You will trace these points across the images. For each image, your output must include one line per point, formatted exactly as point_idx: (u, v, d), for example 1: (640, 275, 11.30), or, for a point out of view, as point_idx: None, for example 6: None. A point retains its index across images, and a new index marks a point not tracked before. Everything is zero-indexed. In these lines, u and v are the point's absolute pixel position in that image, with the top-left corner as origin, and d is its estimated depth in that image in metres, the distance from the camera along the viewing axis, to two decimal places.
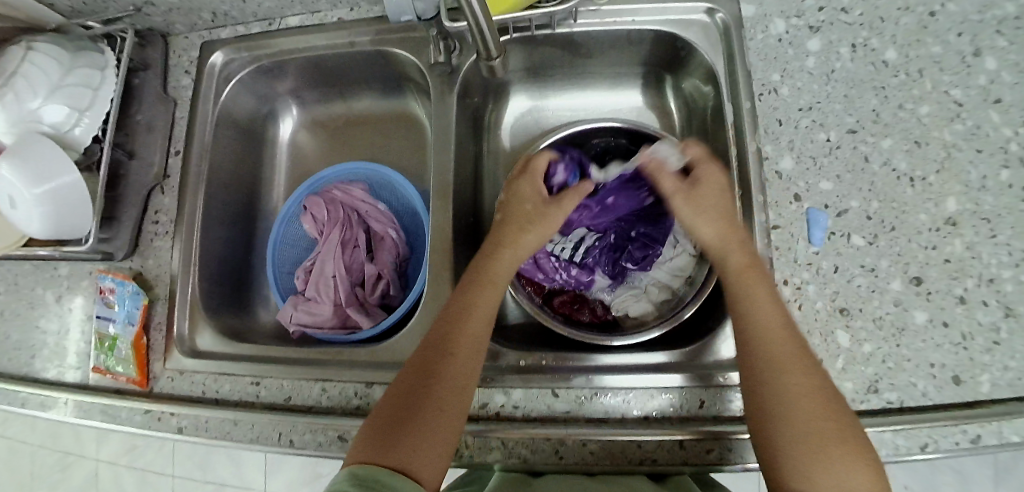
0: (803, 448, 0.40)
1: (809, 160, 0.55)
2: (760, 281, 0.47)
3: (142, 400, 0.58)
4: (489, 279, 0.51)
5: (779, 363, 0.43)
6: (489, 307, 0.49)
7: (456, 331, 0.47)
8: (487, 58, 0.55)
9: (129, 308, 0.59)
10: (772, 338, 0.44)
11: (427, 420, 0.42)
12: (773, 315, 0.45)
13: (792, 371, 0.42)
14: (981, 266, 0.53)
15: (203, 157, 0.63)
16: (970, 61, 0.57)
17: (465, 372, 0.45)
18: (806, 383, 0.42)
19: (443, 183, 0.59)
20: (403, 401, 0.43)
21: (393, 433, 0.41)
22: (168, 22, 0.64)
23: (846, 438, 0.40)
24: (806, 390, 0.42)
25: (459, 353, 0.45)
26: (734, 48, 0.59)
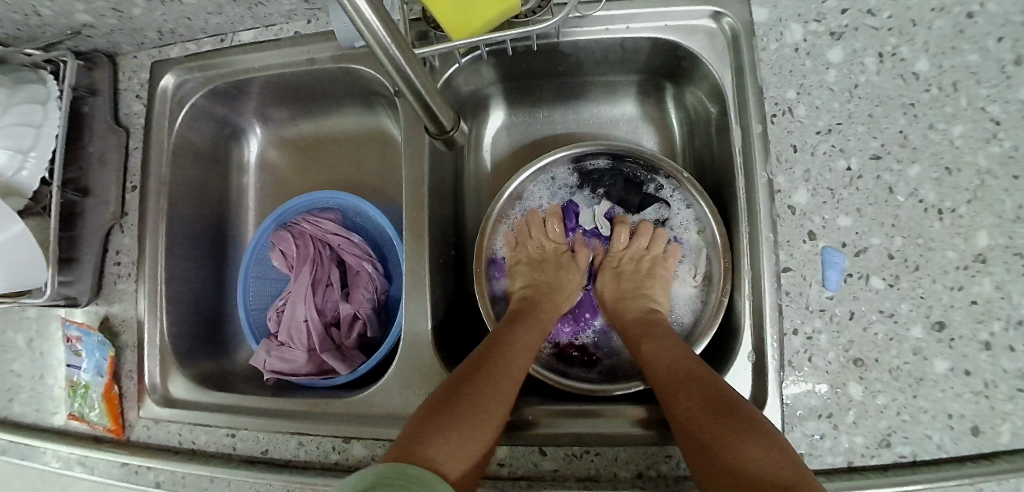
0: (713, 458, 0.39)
1: (826, 192, 0.50)
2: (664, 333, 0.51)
3: (117, 452, 0.56)
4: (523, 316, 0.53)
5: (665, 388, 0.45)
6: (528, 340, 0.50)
7: (506, 358, 0.47)
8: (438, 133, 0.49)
9: (96, 358, 0.57)
10: (661, 366, 0.47)
11: (466, 436, 0.40)
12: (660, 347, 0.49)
13: (678, 388, 0.44)
14: (1011, 307, 0.48)
15: (162, 192, 0.58)
16: (1013, 71, 0.50)
17: (506, 401, 0.43)
18: (697, 391, 0.43)
19: (419, 220, 0.54)
20: (442, 405, 0.41)
21: (435, 434, 0.38)
22: (113, 42, 0.58)
23: (743, 421, 0.39)
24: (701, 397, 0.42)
25: (495, 370, 0.45)
26: (742, 61, 0.52)
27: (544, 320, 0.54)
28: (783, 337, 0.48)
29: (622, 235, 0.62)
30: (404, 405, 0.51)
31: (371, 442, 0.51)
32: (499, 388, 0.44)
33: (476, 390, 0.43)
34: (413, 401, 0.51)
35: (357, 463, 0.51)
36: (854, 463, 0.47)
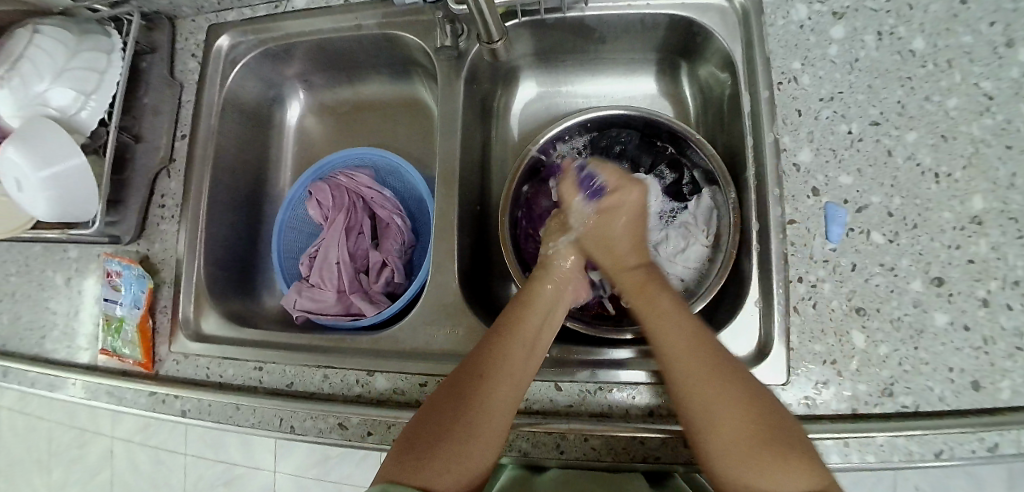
0: (748, 465, 0.39)
1: (828, 152, 0.53)
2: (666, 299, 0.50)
3: (146, 383, 0.58)
4: (534, 303, 0.51)
5: (682, 378, 0.44)
6: (534, 330, 0.49)
7: (506, 358, 0.45)
8: (488, 42, 0.54)
9: (135, 292, 0.59)
10: (683, 345, 0.45)
11: (461, 452, 0.41)
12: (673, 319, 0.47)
13: (701, 367, 0.43)
14: (1007, 268, 0.50)
15: (210, 141, 0.63)
16: (1003, 52, 0.54)
17: (509, 405, 0.44)
18: (735, 386, 0.42)
19: (448, 171, 0.58)
20: (440, 419, 0.42)
21: (431, 453, 0.40)
22: (176, 4, 0.63)
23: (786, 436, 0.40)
24: (726, 404, 0.41)
25: (502, 376, 0.44)
26: (752, 35, 0.57)
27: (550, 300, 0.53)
28: (788, 285, 0.51)
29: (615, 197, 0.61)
30: (426, 341, 0.54)
31: (394, 376, 0.52)
32: (506, 393, 0.44)
33: (470, 408, 0.43)
34: (435, 336, 0.54)
35: (379, 396, 0.52)
36: (858, 410, 0.49)
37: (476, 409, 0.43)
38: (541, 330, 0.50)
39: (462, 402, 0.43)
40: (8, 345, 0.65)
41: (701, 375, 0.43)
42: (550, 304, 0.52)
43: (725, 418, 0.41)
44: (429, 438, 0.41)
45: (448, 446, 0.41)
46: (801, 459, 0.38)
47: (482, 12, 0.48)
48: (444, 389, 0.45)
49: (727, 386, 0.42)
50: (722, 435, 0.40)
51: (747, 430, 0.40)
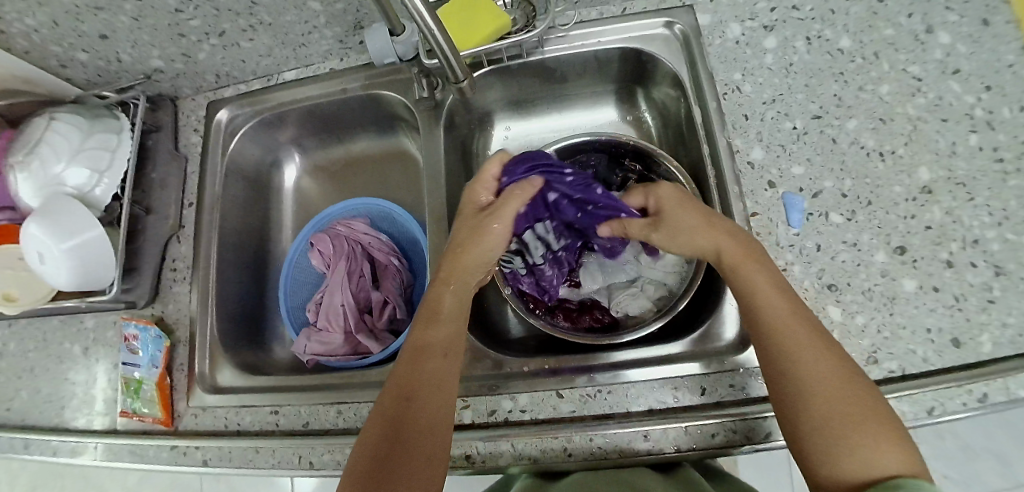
0: (841, 440, 0.39)
1: (778, 147, 0.58)
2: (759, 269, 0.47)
3: (168, 438, 0.60)
4: (440, 314, 0.51)
5: (787, 344, 0.43)
6: (445, 338, 0.49)
7: (421, 373, 0.46)
8: (456, 82, 0.60)
9: (152, 352, 0.62)
10: (784, 321, 0.44)
11: (414, 468, 0.41)
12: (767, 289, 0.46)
13: (799, 347, 0.42)
14: (964, 229, 0.54)
15: (215, 206, 0.68)
16: (923, 39, 0.60)
17: (442, 412, 0.45)
18: (827, 364, 0.42)
19: (436, 206, 0.63)
20: (378, 450, 0.42)
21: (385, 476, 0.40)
22: (177, 86, 0.70)
23: (882, 425, 0.39)
24: (822, 376, 0.41)
25: (424, 388, 0.45)
26: (694, 53, 0.63)
27: (454, 305, 0.52)
28: None
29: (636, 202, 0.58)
30: None
31: None
32: (435, 402, 0.45)
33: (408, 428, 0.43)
34: None
35: None
36: None
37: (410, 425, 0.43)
38: (455, 338, 0.50)
39: (401, 422, 0.43)
40: (30, 420, 0.68)
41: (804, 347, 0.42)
42: (456, 310, 0.52)
43: (829, 404, 0.40)
44: (371, 475, 0.40)
45: (397, 472, 0.40)
46: (894, 439, 0.38)
47: (450, 58, 0.54)
48: (375, 419, 0.44)
49: (823, 360, 0.42)
50: (815, 421, 0.40)
51: (846, 414, 0.39)
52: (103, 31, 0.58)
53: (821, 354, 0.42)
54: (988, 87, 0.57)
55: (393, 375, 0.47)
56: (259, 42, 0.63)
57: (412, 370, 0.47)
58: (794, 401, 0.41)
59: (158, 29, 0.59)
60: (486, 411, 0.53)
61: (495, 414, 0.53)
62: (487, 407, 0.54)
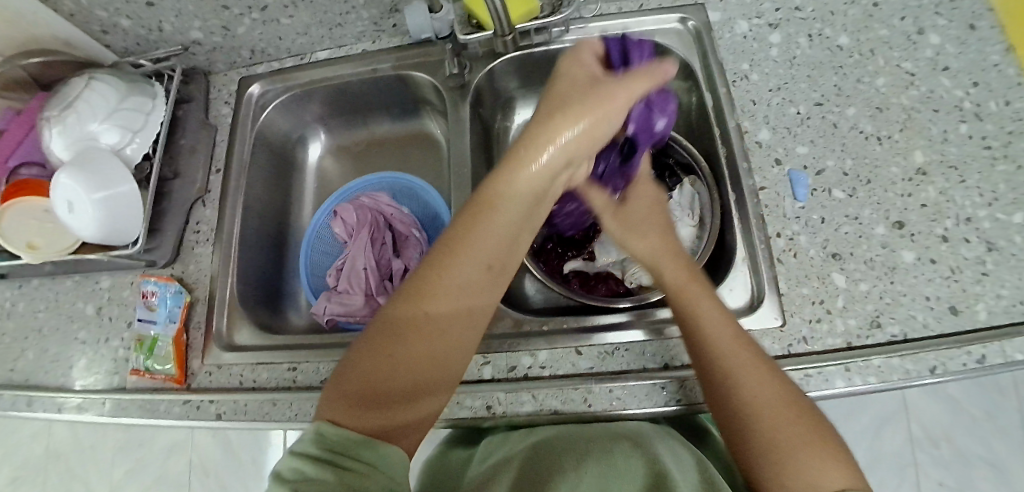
0: (777, 450, 0.40)
1: (784, 130, 0.62)
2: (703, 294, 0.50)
3: (180, 394, 0.60)
4: (497, 202, 0.42)
5: (735, 370, 0.44)
6: (485, 246, 0.41)
7: (442, 289, 0.40)
8: (500, 37, 0.63)
9: (170, 308, 0.63)
10: (727, 346, 0.45)
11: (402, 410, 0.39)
12: (708, 307, 0.48)
13: (749, 368, 0.44)
14: (957, 207, 0.57)
15: (242, 172, 0.70)
16: (915, 39, 0.65)
17: (459, 337, 0.41)
18: (764, 384, 0.43)
19: (461, 180, 0.66)
20: (371, 372, 0.39)
21: (369, 406, 0.38)
22: (212, 60, 0.73)
23: (820, 442, 0.40)
24: (772, 398, 0.42)
25: (439, 309, 0.40)
26: (706, 46, 0.68)
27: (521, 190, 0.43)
28: (769, 241, 0.57)
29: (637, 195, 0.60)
30: None
31: None
32: (450, 328, 0.40)
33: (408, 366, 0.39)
34: None
35: None
36: (853, 343, 0.52)
37: (419, 352, 0.39)
38: (500, 244, 0.42)
39: (392, 362, 0.39)
40: (33, 380, 0.67)
41: (743, 371, 0.44)
42: (520, 205, 0.43)
43: (781, 429, 0.41)
44: (365, 393, 0.38)
45: (390, 400, 0.38)
46: (839, 461, 0.39)
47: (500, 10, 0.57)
48: (365, 345, 0.40)
49: (768, 383, 0.43)
50: (778, 434, 0.40)
51: (792, 434, 0.40)
52: None
53: (764, 377, 0.43)
54: (975, 83, 0.62)
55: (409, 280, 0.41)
56: (299, 19, 0.66)
57: (427, 286, 0.40)
58: (750, 420, 0.42)
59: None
60: (506, 367, 0.55)
61: (515, 370, 0.54)
62: (507, 363, 0.55)
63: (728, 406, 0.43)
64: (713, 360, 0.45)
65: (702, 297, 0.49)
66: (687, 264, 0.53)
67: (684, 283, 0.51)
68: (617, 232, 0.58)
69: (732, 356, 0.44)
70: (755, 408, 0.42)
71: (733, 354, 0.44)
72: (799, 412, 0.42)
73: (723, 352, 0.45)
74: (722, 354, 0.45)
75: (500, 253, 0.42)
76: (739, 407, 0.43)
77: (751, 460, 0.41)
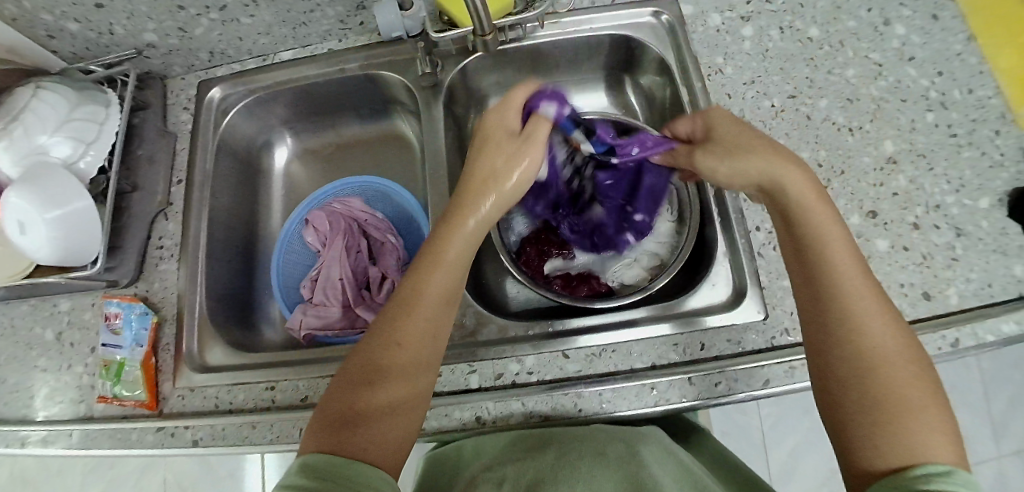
0: (879, 411, 0.37)
1: (760, 123, 0.62)
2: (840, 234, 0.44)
3: (153, 420, 0.57)
4: (451, 236, 0.48)
5: (853, 316, 0.40)
6: (446, 282, 0.47)
7: (411, 309, 0.45)
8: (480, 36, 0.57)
9: (136, 330, 0.60)
10: (854, 286, 0.41)
11: (386, 415, 0.42)
12: (842, 249, 0.43)
13: (869, 319, 0.40)
14: (927, 195, 0.59)
15: (206, 182, 0.66)
16: (882, 30, 0.66)
17: (420, 353, 0.44)
18: (886, 337, 0.40)
19: (437, 180, 0.64)
20: (348, 389, 0.43)
21: (356, 424, 0.40)
22: (168, 64, 0.69)
23: (924, 406, 0.37)
24: (885, 351, 0.39)
25: (406, 325, 0.44)
26: (679, 40, 0.68)
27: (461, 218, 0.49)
28: (749, 234, 0.57)
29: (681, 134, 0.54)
30: None
31: None
32: (416, 339, 0.44)
33: (382, 380, 0.42)
34: None
35: None
36: None
37: (391, 370, 0.43)
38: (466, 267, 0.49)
39: (368, 381, 0.42)
40: None
41: (871, 315, 0.41)
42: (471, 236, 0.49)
43: (898, 385, 0.38)
44: (343, 416, 0.41)
45: (361, 425, 0.40)
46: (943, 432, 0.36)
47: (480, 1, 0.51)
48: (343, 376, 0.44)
49: (886, 334, 0.40)
50: (890, 381, 0.38)
51: (900, 393, 0.37)
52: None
53: (884, 327, 0.40)
54: (940, 72, 0.64)
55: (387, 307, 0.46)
56: (260, 18, 0.63)
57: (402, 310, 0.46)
58: (858, 369, 0.39)
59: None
60: (493, 375, 0.54)
61: (502, 377, 0.53)
62: (493, 371, 0.54)
63: (831, 355, 0.41)
64: (836, 299, 0.42)
65: (824, 218, 0.44)
66: (826, 200, 0.45)
67: (823, 221, 0.44)
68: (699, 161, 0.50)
69: (852, 293, 0.41)
70: (865, 356, 0.39)
71: (853, 293, 0.41)
72: (914, 371, 0.39)
73: (844, 292, 0.42)
74: (844, 284, 0.42)
75: (455, 283, 0.48)
76: (845, 360, 0.40)
77: (839, 405, 0.39)
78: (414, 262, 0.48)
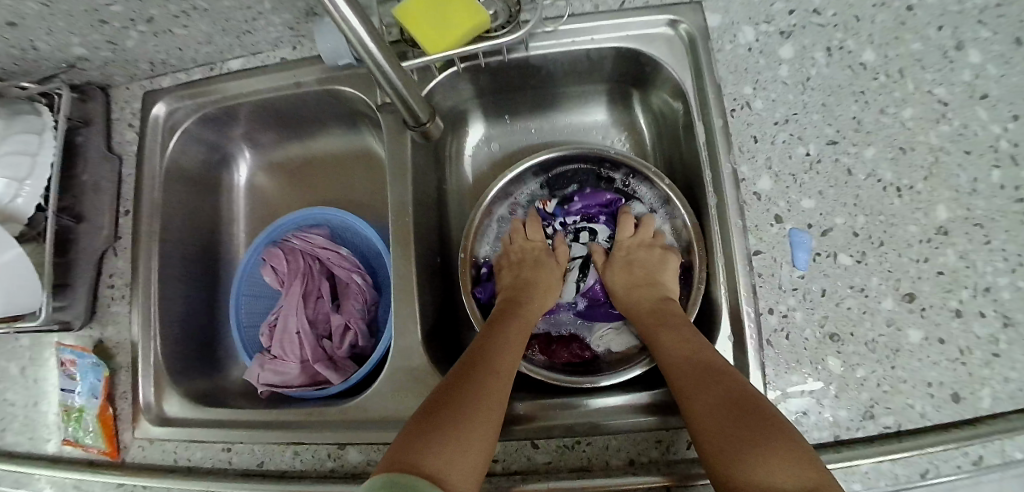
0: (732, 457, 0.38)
1: (788, 177, 0.52)
2: (678, 322, 0.51)
3: (112, 472, 0.56)
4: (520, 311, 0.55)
5: (686, 386, 0.45)
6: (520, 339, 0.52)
7: (498, 353, 0.49)
8: (417, 126, 0.51)
9: (90, 381, 0.57)
10: (679, 364, 0.47)
11: (466, 439, 0.40)
12: (676, 334, 0.49)
13: (707, 376, 0.44)
14: (976, 275, 0.50)
15: (155, 214, 0.60)
16: (952, 57, 0.54)
17: (503, 393, 0.45)
18: (714, 387, 0.43)
19: (403, 224, 0.54)
20: (440, 407, 0.42)
21: (436, 441, 0.39)
22: (108, 74, 0.61)
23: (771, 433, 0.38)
24: (718, 402, 0.42)
25: (491, 363, 0.47)
26: (701, 62, 0.54)
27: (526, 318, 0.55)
28: (759, 317, 0.49)
29: (626, 228, 0.62)
30: (395, 408, 0.51)
31: (366, 448, 0.50)
32: (499, 375, 0.46)
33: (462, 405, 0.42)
34: (402, 403, 0.51)
35: (352, 470, 0.50)
36: (841, 436, 0.48)
37: (484, 393, 0.44)
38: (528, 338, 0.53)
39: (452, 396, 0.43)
40: None
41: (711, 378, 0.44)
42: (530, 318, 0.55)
43: (730, 431, 0.40)
44: (432, 421, 0.41)
45: (447, 427, 0.40)
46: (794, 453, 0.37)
47: (405, 100, 0.45)
48: (440, 386, 0.45)
49: (720, 384, 0.43)
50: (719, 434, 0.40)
51: (741, 431, 0.39)
52: (11, 20, 0.48)
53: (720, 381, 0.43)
54: (1016, 116, 0.52)
55: (473, 349, 0.49)
56: (196, 28, 0.54)
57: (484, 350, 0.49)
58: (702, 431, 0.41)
59: (74, 15, 0.49)
60: None
61: None
62: None
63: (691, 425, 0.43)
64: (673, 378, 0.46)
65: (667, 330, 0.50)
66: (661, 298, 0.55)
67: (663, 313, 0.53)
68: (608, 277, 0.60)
69: (681, 367, 0.46)
70: (701, 419, 0.42)
71: (683, 364, 0.46)
72: (744, 408, 0.41)
73: (672, 366, 0.47)
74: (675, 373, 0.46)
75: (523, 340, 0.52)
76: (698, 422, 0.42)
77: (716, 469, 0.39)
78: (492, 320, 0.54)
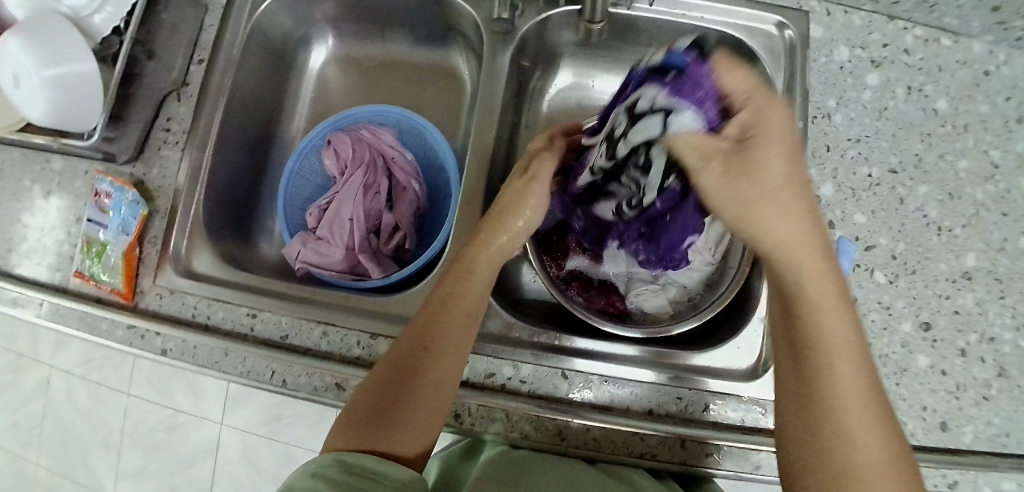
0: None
1: (849, 190, 0.55)
2: (828, 276, 0.34)
3: (124, 314, 0.55)
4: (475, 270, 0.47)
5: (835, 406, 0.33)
6: (476, 296, 0.47)
7: (442, 319, 0.45)
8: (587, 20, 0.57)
9: (125, 217, 0.56)
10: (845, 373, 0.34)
11: (415, 416, 0.42)
12: (843, 316, 0.35)
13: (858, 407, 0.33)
14: (986, 323, 0.54)
15: (228, 71, 0.59)
16: (1012, 127, 0.58)
17: (447, 364, 0.44)
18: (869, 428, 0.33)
19: (482, 143, 0.56)
20: (382, 391, 0.42)
21: (378, 429, 0.40)
22: None
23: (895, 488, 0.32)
24: (870, 451, 0.32)
25: (439, 334, 0.44)
26: (797, 66, 0.58)
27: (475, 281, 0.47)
28: None
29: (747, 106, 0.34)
30: None
31: None
32: (446, 349, 0.44)
33: (409, 389, 0.42)
34: None
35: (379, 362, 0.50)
36: None
37: (423, 372, 0.43)
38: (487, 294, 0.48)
39: (399, 381, 0.42)
40: None
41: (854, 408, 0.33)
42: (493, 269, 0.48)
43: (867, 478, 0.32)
44: (377, 408, 0.41)
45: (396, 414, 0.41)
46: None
47: None
48: (384, 364, 0.44)
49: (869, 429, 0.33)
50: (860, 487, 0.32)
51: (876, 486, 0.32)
52: None
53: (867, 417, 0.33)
54: None
55: (415, 319, 0.46)
56: None
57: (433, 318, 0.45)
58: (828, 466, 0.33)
59: None
60: (483, 372, 0.51)
61: (493, 378, 0.51)
62: (485, 369, 0.51)
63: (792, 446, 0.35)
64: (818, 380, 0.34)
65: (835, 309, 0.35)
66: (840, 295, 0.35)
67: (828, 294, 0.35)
68: (688, 165, 0.36)
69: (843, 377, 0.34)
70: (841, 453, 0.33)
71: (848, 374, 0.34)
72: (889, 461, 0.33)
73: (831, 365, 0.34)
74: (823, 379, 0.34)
75: (479, 299, 0.47)
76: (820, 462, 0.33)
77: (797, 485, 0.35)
78: (442, 275, 0.48)
